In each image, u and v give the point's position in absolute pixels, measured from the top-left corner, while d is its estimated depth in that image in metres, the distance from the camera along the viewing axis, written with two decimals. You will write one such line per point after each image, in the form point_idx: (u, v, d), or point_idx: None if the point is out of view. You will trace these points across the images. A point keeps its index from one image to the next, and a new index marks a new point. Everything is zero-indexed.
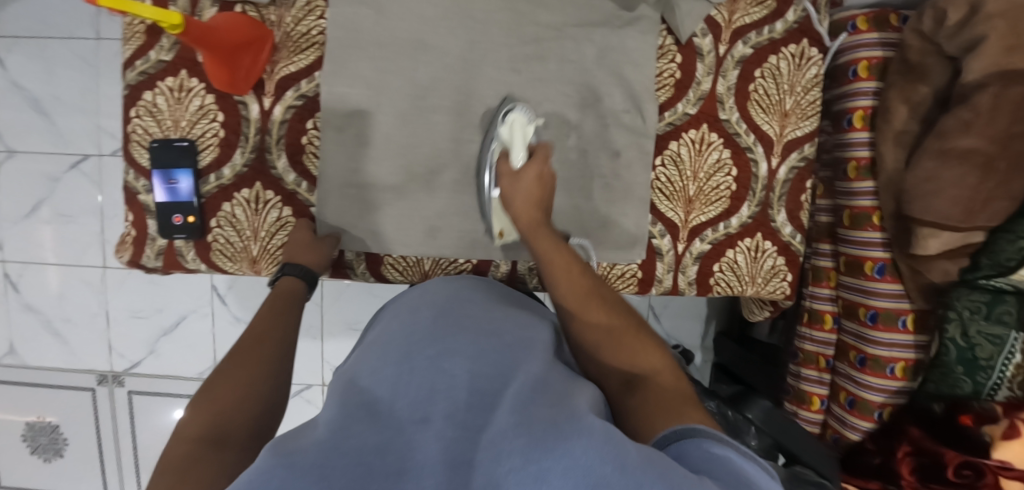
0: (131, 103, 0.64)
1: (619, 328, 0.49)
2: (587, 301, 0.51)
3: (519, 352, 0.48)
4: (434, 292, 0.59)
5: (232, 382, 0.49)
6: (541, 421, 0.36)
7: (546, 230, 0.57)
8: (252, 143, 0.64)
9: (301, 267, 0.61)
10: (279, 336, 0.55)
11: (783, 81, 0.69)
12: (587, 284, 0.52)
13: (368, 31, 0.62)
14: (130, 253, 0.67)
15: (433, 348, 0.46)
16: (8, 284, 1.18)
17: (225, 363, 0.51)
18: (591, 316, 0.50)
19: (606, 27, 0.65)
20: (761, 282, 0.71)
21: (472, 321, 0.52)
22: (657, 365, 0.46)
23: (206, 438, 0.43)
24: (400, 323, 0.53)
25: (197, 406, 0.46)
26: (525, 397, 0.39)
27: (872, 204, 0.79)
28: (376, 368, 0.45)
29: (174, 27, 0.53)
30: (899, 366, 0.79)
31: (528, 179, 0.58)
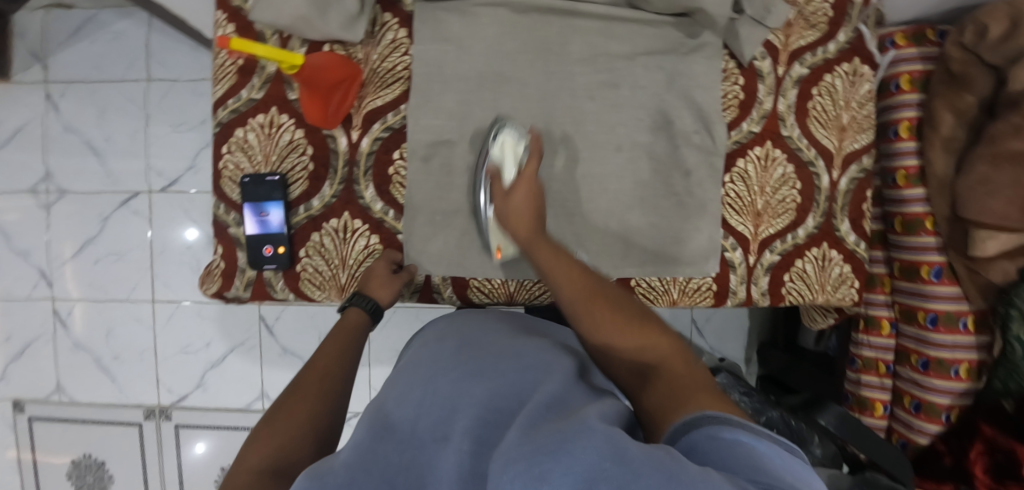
0: (223, 140, 0.66)
1: (622, 319, 0.47)
2: (590, 299, 0.49)
3: (544, 369, 0.47)
4: (463, 326, 0.58)
5: (296, 412, 0.47)
6: (548, 433, 0.33)
7: (542, 238, 0.56)
8: (341, 175, 0.67)
9: (369, 299, 0.62)
10: (342, 368, 0.54)
11: (839, 97, 0.72)
12: (590, 285, 0.51)
13: (451, 65, 0.65)
14: (218, 285, 0.68)
15: (456, 371, 0.47)
16: (57, 321, 1.19)
17: (287, 394, 0.50)
18: (596, 314, 0.48)
19: (673, 53, 0.68)
20: (830, 290, 0.73)
21: (496, 344, 0.52)
22: (667, 355, 0.43)
23: (269, 471, 0.42)
24: (428, 351, 0.53)
25: (260, 436, 0.45)
26: (539, 411, 0.39)
27: (925, 210, 0.81)
28: (402, 392, 0.47)
29: (292, 67, 0.62)
30: (963, 367, 0.81)
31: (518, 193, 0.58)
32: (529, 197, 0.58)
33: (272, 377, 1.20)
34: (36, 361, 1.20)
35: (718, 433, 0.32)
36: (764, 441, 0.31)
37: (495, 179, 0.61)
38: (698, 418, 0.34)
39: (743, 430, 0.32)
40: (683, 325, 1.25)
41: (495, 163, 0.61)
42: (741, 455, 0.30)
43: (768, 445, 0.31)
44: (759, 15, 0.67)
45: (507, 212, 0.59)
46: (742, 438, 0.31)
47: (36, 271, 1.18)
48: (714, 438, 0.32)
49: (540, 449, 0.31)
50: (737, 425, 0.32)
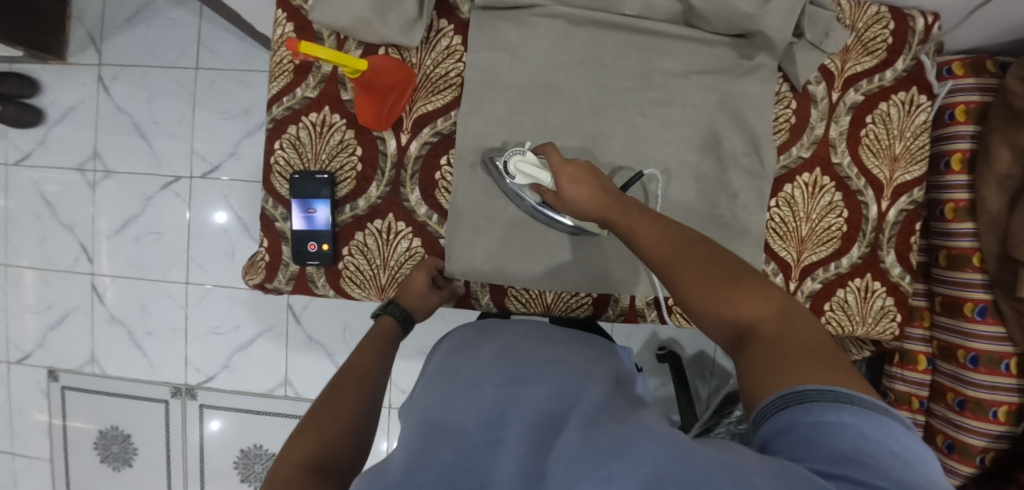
0: (275, 136, 0.68)
1: (712, 279, 0.43)
2: (677, 263, 0.45)
3: (583, 378, 0.48)
4: (495, 332, 0.60)
5: (334, 414, 0.50)
6: (604, 434, 0.36)
7: (614, 204, 0.52)
8: (388, 177, 0.67)
9: (401, 308, 0.65)
10: (375, 372, 0.57)
11: (893, 126, 0.71)
12: (670, 242, 0.47)
13: (506, 75, 0.66)
14: (261, 276, 0.70)
15: (500, 377, 0.48)
16: (94, 296, 1.23)
17: (325, 395, 0.53)
18: (681, 282, 0.44)
19: (726, 74, 0.68)
20: (871, 322, 0.72)
21: (533, 352, 0.53)
22: (763, 312, 0.40)
23: (310, 466, 0.44)
24: (463, 357, 0.55)
25: (302, 435, 0.48)
26: (592, 415, 0.41)
27: (972, 245, 0.80)
28: (445, 398, 0.47)
29: (354, 72, 0.63)
30: (1002, 410, 0.79)
31: (569, 180, 0.55)
32: (583, 184, 0.54)
33: (297, 364, 1.22)
34: (71, 333, 1.24)
35: (819, 416, 0.32)
36: (871, 421, 0.31)
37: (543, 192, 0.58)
38: (796, 393, 0.34)
39: (849, 410, 0.32)
40: None
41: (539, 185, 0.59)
42: (840, 444, 0.30)
43: (875, 424, 0.31)
44: (816, 40, 0.66)
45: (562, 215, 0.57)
46: (846, 419, 0.31)
47: (78, 247, 1.22)
48: (816, 418, 0.32)
49: (600, 451, 0.34)
50: (837, 400, 0.32)
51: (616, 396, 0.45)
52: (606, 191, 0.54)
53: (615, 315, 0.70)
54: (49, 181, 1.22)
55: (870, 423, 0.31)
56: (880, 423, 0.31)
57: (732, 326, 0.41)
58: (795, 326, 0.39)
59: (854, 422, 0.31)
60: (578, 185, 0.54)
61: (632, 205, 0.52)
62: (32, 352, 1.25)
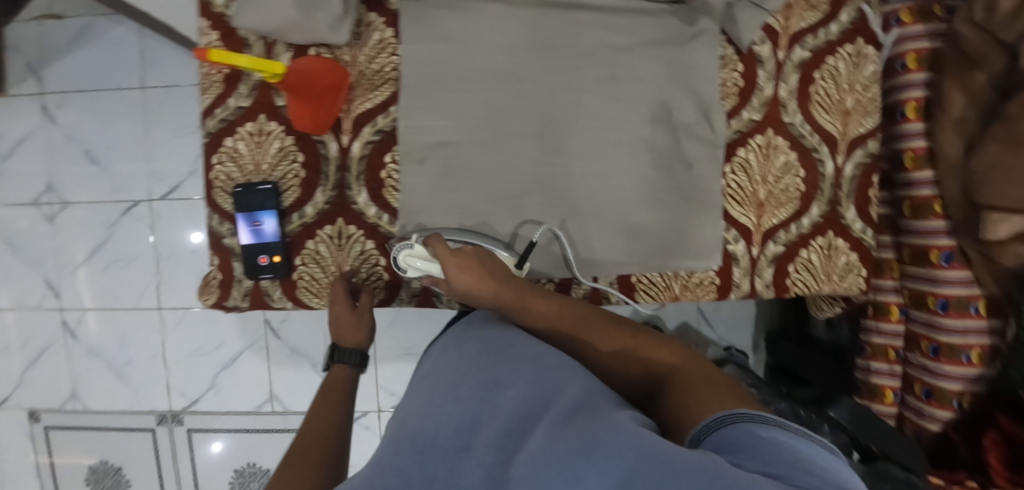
0: (212, 150, 0.66)
1: (622, 341, 0.55)
2: (583, 332, 0.56)
3: (563, 375, 0.45)
4: (479, 325, 0.57)
5: (302, 470, 0.47)
6: (576, 432, 0.35)
7: (517, 286, 0.59)
8: (333, 181, 0.66)
9: (357, 353, 0.64)
10: (340, 425, 0.56)
11: (842, 80, 0.70)
12: (575, 320, 0.57)
13: (445, 64, 0.63)
14: (216, 295, 0.68)
15: (478, 377, 0.46)
16: (67, 331, 1.18)
17: (289, 458, 0.50)
18: (596, 348, 0.55)
19: (672, 43, 0.66)
20: (836, 279, 0.72)
21: (516, 348, 0.50)
22: (672, 362, 0.52)
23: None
24: (446, 360, 0.53)
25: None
26: (564, 414, 0.39)
27: (932, 193, 0.80)
28: (423, 405, 0.46)
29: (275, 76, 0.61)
30: (975, 352, 0.79)
31: (456, 266, 0.56)
32: (471, 270, 0.56)
33: (283, 378, 1.20)
34: (48, 373, 1.20)
35: (754, 431, 0.35)
36: (803, 441, 0.34)
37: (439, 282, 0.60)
38: (729, 416, 0.37)
39: (778, 429, 0.35)
40: (689, 315, 1.24)
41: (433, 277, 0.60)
42: (783, 452, 0.32)
43: (807, 444, 0.34)
44: None
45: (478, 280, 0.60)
46: (781, 436, 0.34)
47: (44, 283, 1.18)
48: (754, 434, 0.34)
49: (570, 446, 0.34)
50: (769, 422, 0.35)
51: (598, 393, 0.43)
52: (495, 273, 0.57)
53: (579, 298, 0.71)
54: (5, 217, 1.17)
55: (801, 442, 0.34)
56: (811, 444, 0.34)
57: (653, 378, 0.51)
58: (695, 365, 0.50)
59: (790, 440, 0.33)
60: (466, 272, 0.56)
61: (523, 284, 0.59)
62: (9, 395, 1.21)
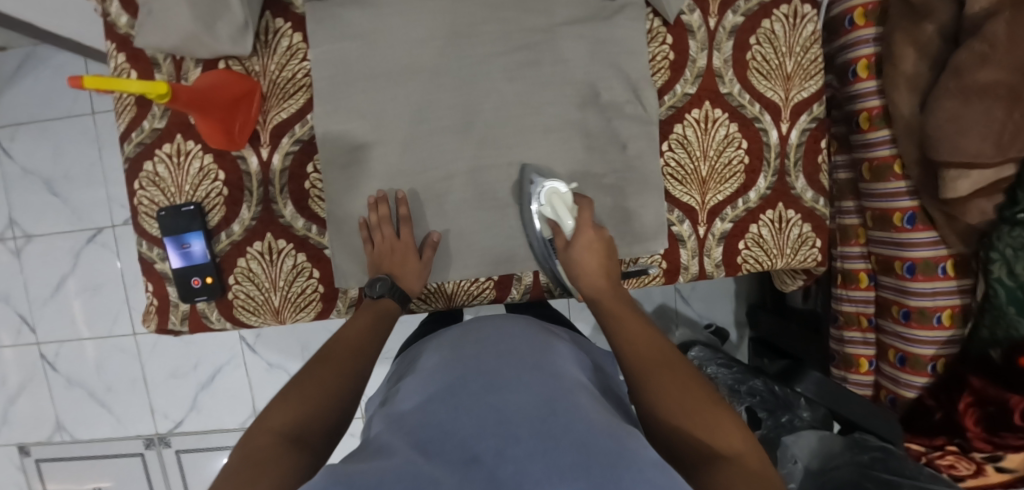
0: (133, 176, 0.64)
1: (690, 392, 0.46)
2: (654, 364, 0.49)
3: (570, 390, 0.46)
4: (473, 334, 0.59)
5: (318, 385, 0.49)
6: (600, 456, 0.35)
7: (609, 292, 0.59)
8: (257, 196, 0.64)
9: (399, 288, 0.61)
10: (370, 349, 0.55)
11: (780, 44, 0.67)
12: (658, 347, 0.52)
13: (358, 65, 0.61)
14: (156, 321, 0.67)
15: (484, 382, 0.46)
16: (46, 364, 1.17)
17: (312, 365, 0.52)
18: (658, 377, 0.47)
19: (594, 20, 0.63)
20: (789, 252, 0.69)
21: (524, 357, 0.51)
22: (740, 447, 0.41)
23: (288, 435, 0.43)
24: (444, 364, 0.54)
25: (283, 400, 0.47)
26: (590, 428, 0.39)
27: (891, 153, 0.76)
28: (432, 405, 0.45)
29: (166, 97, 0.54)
30: (945, 314, 0.77)
31: (580, 245, 0.60)
32: (596, 253, 0.60)
33: (263, 392, 1.20)
34: (31, 407, 1.19)
35: None
36: None
37: (556, 231, 0.61)
38: None
39: None
40: (667, 296, 1.21)
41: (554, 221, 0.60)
42: None
43: None
44: None
45: (569, 269, 0.61)
46: None
47: (18, 317, 1.15)
48: None
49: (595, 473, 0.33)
50: None
51: (601, 411, 0.44)
52: (609, 274, 0.60)
53: (522, 295, 0.69)
54: None
55: None
56: None
57: (703, 448, 0.42)
58: (763, 469, 0.40)
59: None
60: (589, 252, 0.60)
61: (621, 298, 0.59)
62: None
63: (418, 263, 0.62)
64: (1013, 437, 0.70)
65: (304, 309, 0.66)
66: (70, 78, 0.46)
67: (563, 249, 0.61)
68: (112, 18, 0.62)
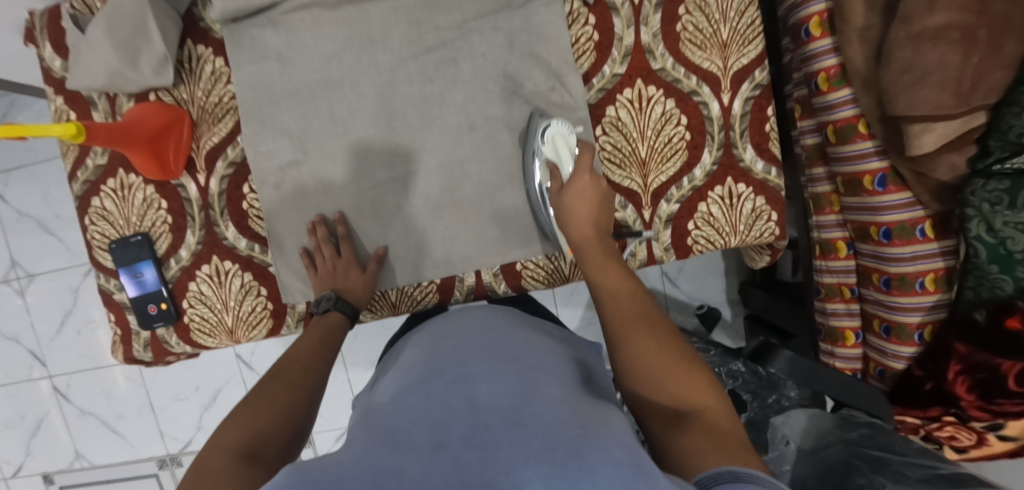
0: (83, 212, 0.66)
1: (673, 365, 0.43)
2: (634, 324, 0.46)
3: (545, 376, 0.41)
4: (460, 317, 0.56)
5: (269, 402, 0.45)
6: (569, 441, 0.30)
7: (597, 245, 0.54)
8: (199, 220, 0.65)
9: (351, 304, 0.60)
10: (320, 365, 0.53)
11: (712, 10, 0.63)
12: (638, 308, 0.48)
13: (278, 83, 0.62)
14: (122, 351, 0.69)
15: (453, 372, 0.41)
16: (59, 396, 1.23)
17: (263, 383, 0.48)
18: (637, 340, 0.45)
19: (508, 10, 0.62)
20: (743, 229, 0.66)
21: (498, 345, 0.46)
22: (706, 403, 0.40)
23: (241, 452, 0.39)
24: (421, 352, 0.49)
25: (234, 418, 0.43)
26: (558, 416, 0.34)
27: (853, 113, 0.72)
28: (398, 397, 0.41)
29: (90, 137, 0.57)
30: (929, 278, 0.72)
31: (575, 191, 0.55)
32: (591, 203, 0.56)
33: None
34: (51, 436, 1.26)
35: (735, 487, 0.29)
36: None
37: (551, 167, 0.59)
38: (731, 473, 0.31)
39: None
40: (653, 280, 1.18)
41: (551, 162, 0.59)
42: None
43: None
44: None
45: (560, 218, 0.56)
46: None
47: (29, 354, 1.22)
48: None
49: (558, 457, 0.28)
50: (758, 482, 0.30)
51: (577, 396, 0.39)
52: (598, 224, 0.55)
53: (465, 296, 0.69)
54: None
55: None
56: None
57: (674, 408, 0.40)
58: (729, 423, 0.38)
59: None
60: (581, 199, 0.54)
61: (608, 252, 0.54)
62: (22, 464, 1.28)
63: (363, 276, 0.62)
64: (1010, 404, 0.63)
65: (256, 326, 0.67)
66: None
67: (558, 195, 0.56)
68: (47, 63, 0.64)
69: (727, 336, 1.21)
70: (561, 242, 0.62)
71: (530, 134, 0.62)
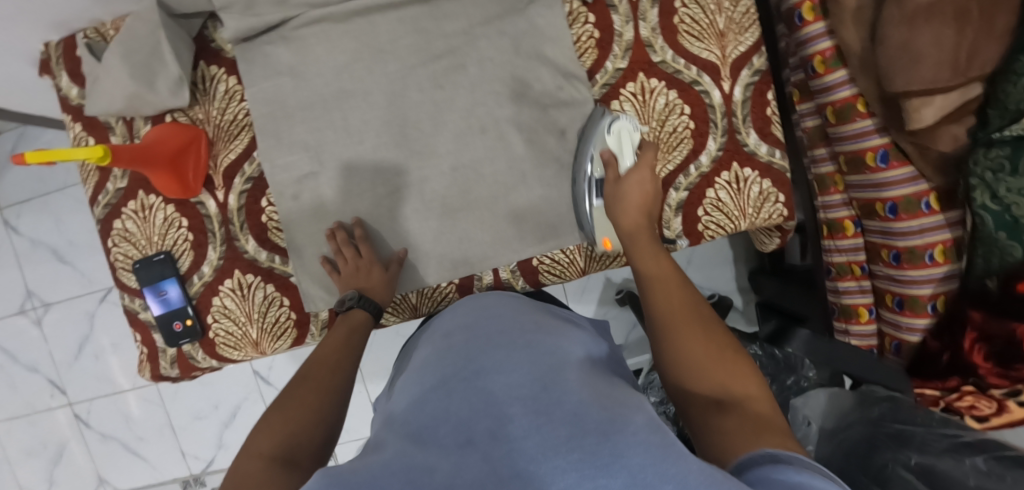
0: (106, 234, 0.67)
1: (718, 350, 0.43)
2: (681, 314, 0.47)
3: (560, 361, 0.41)
4: (468, 305, 0.56)
5: (301, 404, 0.46)
6: (596, 431, 0.31)
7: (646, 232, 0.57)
8: (220, 236, 0.67)
9: (372, 301, 0.61)
10: (347, 363, 0.53)
11: (708, 2, 0.65)
12: (685, 297, 0.49)
13: (292, 97, 0.63)
14: (149, 369, 0.70)
15: (467, 362, 0.41)
16: (80, 423, 1.24)
17: (290, 386, 0.49)
18: (684, 326, 0.46)
19: (511, 14, 0.64)
20: (752, 212, 0.67)
21: (507, 332, 0.45)
22: (751, 391, 0.40)
23: (277, 458, 0.40)
24: (436, 344, 0.49)
25: (267, 424, 0.44)
26: (579, 406, 0.33)
27: (851, 93, 0.74)
28: (416, 391, 0.41)
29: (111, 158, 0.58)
30: (938, 250, 0.73)
31: (632, 182, 0.60)
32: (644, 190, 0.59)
33: None
34: (73, 463, 1.26)
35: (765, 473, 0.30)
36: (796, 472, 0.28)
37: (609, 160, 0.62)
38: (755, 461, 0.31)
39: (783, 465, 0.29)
40: None
41: (612, 153, 0.62)
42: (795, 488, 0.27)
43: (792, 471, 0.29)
44: None
45: (613, 206, 0.60)
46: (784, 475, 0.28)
47: (49, 382, 1.23)
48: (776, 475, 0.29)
49: (592, 451, 0.29)
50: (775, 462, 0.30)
51: (596, 382, 0.39)
52: (649, 213, 0.59)
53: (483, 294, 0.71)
54: None
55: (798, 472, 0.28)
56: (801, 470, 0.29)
57: (719, 394, 0.40)
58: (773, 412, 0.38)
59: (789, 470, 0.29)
60: (638, 189, 0.59)
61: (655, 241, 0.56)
62: None
63: (384, 277, 0.63)
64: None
65: (280, 337, 0.68)
66: (15, 156, 0.50)
67: (615, 182, 0.61)
68: (65, 91, 0.66)
69: (741, 324, 1.21)
70: (595, 234, 0.65)
71: (593, 126, 0.64)
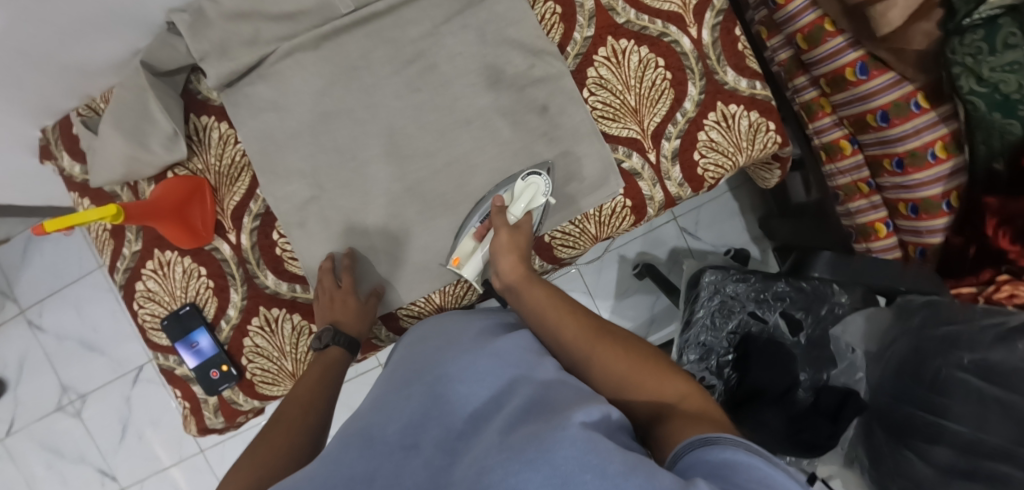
0: (131, 298, 0.69)
1: (644, 364, 0.45)
2: (596, 339, 0.48)
3: (522, 368, 0.42)
4: (438, 317, 0.57)
5: (271, 446, 0.48)
6: (527, 434, 0.31)
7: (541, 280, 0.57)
8: (240, 276, 0.68)
9: (344, 335, 0.61)
10: (321, 403, 0.56)
11: None
12: (589, 321, 0.50)
13: (281, 129, 0.65)
14: (195, 423, 0.71)
15: (430, 373, 0.44)
16: None
17: (265, 429, 0.51)
18: (601, 350, 0.46)
19: (471, 8, 0.66)
20: (747, 146, 0.68)
21: (472, 340, 0.47)
22: (682, 394, 0.41)
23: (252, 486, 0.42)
24: (405, 355, 0.51)
25: (238, 466, 0.46)
26: (519, 415, 0.35)
27: (816, 16, 0.75)
28: (376, 405, 0.44)
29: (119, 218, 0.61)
30: (938, 147, 0.73)
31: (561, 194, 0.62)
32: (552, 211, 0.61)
33: None
34: None
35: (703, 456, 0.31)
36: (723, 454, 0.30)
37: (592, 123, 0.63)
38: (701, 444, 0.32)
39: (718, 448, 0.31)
40: (674, 238, 1.19)
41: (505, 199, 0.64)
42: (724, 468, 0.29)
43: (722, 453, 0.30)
44: None
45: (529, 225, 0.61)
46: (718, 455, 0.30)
47: (97, 472, 1.23)
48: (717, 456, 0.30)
49: (521, 449, 0.30)
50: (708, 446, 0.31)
51: (556, 378, 0.40)
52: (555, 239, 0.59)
53: None
54: (37, 434, 1.23)
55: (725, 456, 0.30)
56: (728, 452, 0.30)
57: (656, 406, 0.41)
58: (708, 405, 0.40)
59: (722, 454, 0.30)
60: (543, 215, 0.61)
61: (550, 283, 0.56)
62: None
63: (361, 306, 0.64)
64: None
65: None
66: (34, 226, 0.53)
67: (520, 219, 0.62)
68: (68, 171, 0.69)
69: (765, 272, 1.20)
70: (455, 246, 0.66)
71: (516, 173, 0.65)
